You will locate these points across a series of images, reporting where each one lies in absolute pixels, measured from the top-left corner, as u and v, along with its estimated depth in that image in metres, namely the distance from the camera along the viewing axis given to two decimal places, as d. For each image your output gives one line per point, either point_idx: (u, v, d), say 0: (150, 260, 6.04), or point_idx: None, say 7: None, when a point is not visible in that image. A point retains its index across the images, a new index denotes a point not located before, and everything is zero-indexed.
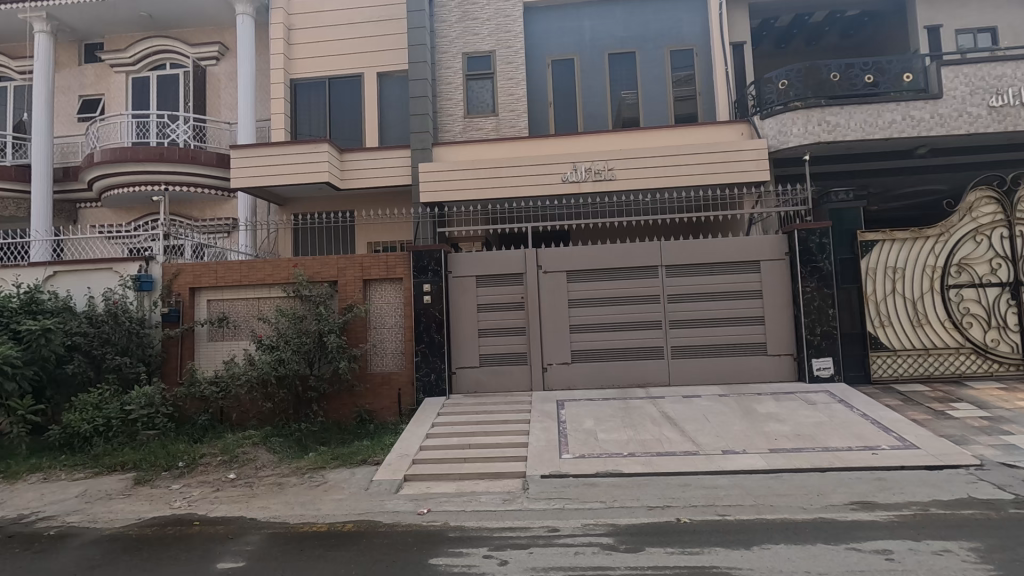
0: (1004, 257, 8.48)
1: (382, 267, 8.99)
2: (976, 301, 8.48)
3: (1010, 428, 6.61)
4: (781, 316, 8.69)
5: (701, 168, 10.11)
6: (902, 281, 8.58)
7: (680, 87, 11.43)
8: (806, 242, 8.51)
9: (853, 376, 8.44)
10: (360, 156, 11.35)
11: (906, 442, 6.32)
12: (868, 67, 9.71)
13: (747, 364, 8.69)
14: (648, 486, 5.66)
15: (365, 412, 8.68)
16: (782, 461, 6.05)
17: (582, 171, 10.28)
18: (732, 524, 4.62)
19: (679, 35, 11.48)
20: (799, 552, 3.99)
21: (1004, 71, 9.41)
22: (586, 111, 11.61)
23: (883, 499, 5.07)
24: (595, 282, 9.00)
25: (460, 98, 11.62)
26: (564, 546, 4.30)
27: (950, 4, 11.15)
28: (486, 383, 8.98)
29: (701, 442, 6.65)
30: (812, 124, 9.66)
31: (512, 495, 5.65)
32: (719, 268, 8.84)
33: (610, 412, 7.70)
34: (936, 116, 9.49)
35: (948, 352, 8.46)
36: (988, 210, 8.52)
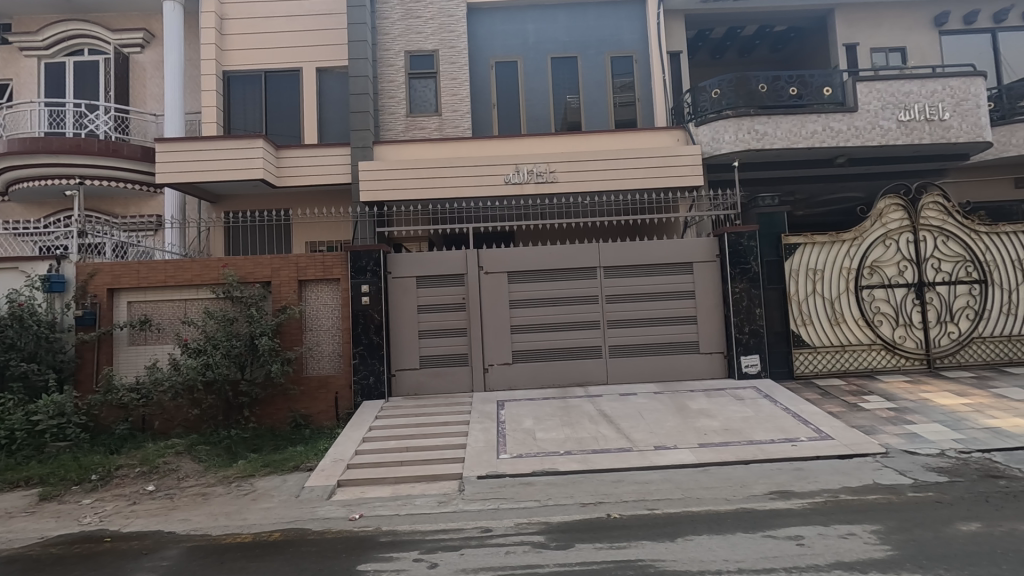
0: (910, 260, 9.16)
1: (318, 267, 8.74)
2: (886, 301, 9.12)
3: (914, 418, 7.14)
4: (713, 316, 9.06)
5: (639, 173, 10.41)
6: (822, 281, 9.12)
7: (620, 93, 11.71)
8: (736, 244, 8.91)
9: (777, 372, 8.91)
10: (298, 153, 10.98)
11: (823, 434, 6.72)
12: (792, 80, 10.32)
13: (681, 362, 9.00)
14: (582, 484, 5.76)
15: (301, 417, 8.43)
16: (710, 455, 6.31)
17: (524, 173, 10.38)
18: (659, 517, 4.77)
19: (619, 42, 11.75)
20: (720, 542, 4.16)
21: (911, 88, 10.18)
22: (530, 114, 11.71)
23: (799, 488, 5.38)
24: (537, 282, 9.09)
25: (402, 96, 11.48)
26: (496, 545, 4.31)
27: (866, 24, 11.96)
28: (428, 385, 8.91)
29: (635, 439, 6.83)
30: (742, 132, 10.13)
31: (448, 496, 5.63)
32: (654, 269, 9.12)
33: (549, 412, 7.79)
34: (853, 128, 10.16)
35: (861, 348, 9.07)
36: (896, 217, 9.19)
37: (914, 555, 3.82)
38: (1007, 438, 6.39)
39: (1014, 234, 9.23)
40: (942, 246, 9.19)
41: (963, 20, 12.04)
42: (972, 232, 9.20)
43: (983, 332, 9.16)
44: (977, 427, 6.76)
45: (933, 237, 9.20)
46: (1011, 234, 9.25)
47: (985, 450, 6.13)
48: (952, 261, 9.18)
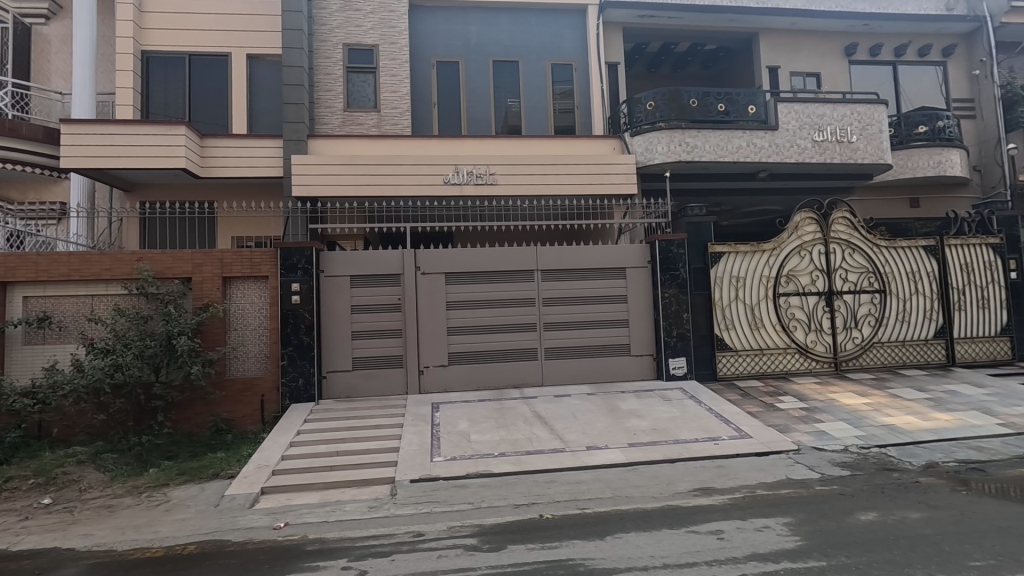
0: (822, 270, 9.89)
1: (245, 263, 8.32)
2: (800, 307, 9.80)
3: (822, 417, 7.71)
4: (643, 320, 9.41)
5: (577, 178, 10.62)
6: (744, 288, 9.68)
7: (560, 100, 11.90)
8: (666, 251, 9.31)
9: (702, 374, 9.36)
10: (225, 142, 10.39)
11: (742, 432, 7.12)
12: (721, 96, 10.88)
13: (613, 364, 9.27)
14: (516, 485, 5.79)
15: (222, 421, 7.97)
16: (639, 454, 6.53)
17: (464, 174, 10.35)
18: (590, 516, 4.88)
19: (560, 49, 11.94)
20: (647, 539, 4.31)
21: (824, 111, 11.02)
22: (471, 115, 11.67)
23: (721, 484, 5.67)
24: (475, 284, 9.08)
25: (340, 90, 11.16)
26: (427, 550, 4.26)
27: (787, 49, 12.82)
28: (361, 387, 8.68)
29: (568, 440, 6.96)
30: (674, 144, 10.59)
31: (379, 501, 5.50)
32: (590, 273, 9.35)
33: (484, 414, 7.80)
34: (773, 145, 10.84)
35: (777, 352, 9.69)
36: (810, 229, 9.91)
37: (820, 544, 4.11)
38: (900, 435, 7.03)
39: (910, 249, 10.16)
40: (849, 258, 9.98)
41: (869, 52, 13.14)
42: (875, 246, 10.05)
43: (882, 338, 10.00)
44: (876, 424, 7.39)
45: (841, 249, 9.97)
46: (907, 248, 10.16)
47: (882, 445, 6.72)
48: (857, 272, 9.99)
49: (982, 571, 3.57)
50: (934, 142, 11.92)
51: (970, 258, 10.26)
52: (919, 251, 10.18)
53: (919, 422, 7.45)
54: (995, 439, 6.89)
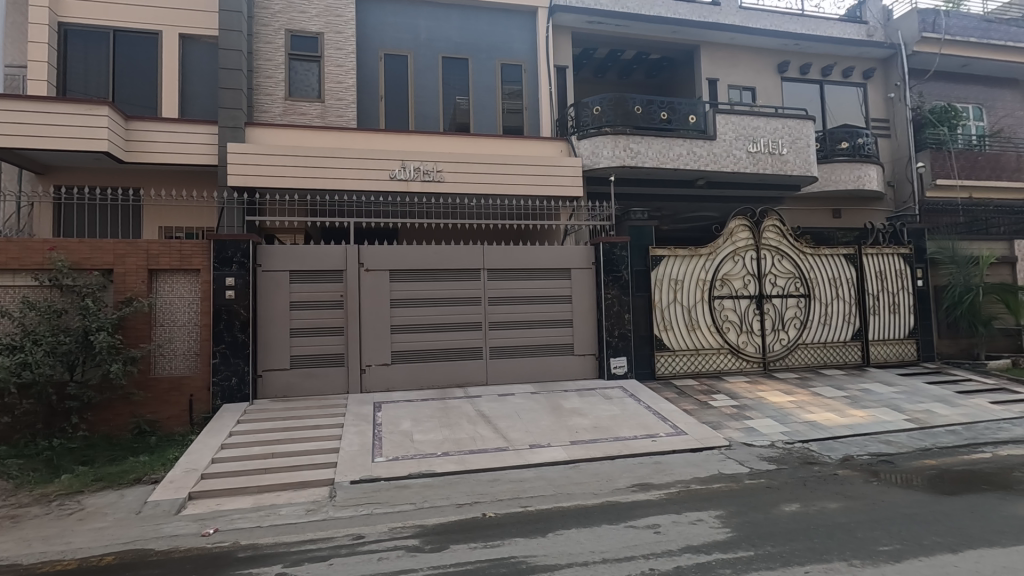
0: (753, 274, 10.43)
1: (174, 255, 7.86)
2: (733, 310, 10.29)
3: (751, 414, 8.13)
4: (587, 320, 9.59)
5: (525, 179, 10.69)
6: (682, 291, 10.06)
7: (508, 100, 11.93)
8: (610, 253, 9.56)
9: (642, 373, 9.65)
10: (153, 126, 9.76)
11: (678, 429, 7.41)
12: (663, 105, 11.28)
13: (557, 363, 9.40)
14: (459, 484, 5.77)
15: (146, 423, 7.50)
16: (581, 452, 6.66)
17: (411, 170, 10.20)
18: (531, 514, 4.93)
19: (509, 49, 11.97)
20: (587, 534, 4.40)
21: (758, 124, 11.62)
22: (418, 110, 11.50)
23: (658, 480, 5.87)
24: (420, 282, 8.96)
25: (282, 77, 10.75)
26: (367, 553, 4.16)
27: (725, 63, 13.42)
28: (298, 387, 8.38)
29: (512, 438, 7.00)
30: (619, 149, 10.89)
31: (317, 504, 5.32)
32: (535, 273, 9.44)
33: (428, 413, 7.71)
34: (712, 154, 11.33)
35: (712, 352, 10.13)
36: (743, 236, 10.44)
37: (748, 535, 4.34)
38: (820, 430, 7.53)
39: (832, 257, 10.88)
40: (778, 264, 10.58)
41: (799, 70, 13.95)
42: (802, 253, 10.70)
43: (807, 339, 10.64)
44: (799, 421, 7.87)
45: (771, 255, 10.56)
46: (830, 256, 10.89)
47: (804, 441, 7.16)
48: (785, 277, 10.60)
49: (890, 554, 3.88)
50: (854, 158, 12.81)
51: (884, 267, 11.10)
52: (840, 259, 10.92)
53: (837, 418, 8.00)
54: (902, 433, 7.50)
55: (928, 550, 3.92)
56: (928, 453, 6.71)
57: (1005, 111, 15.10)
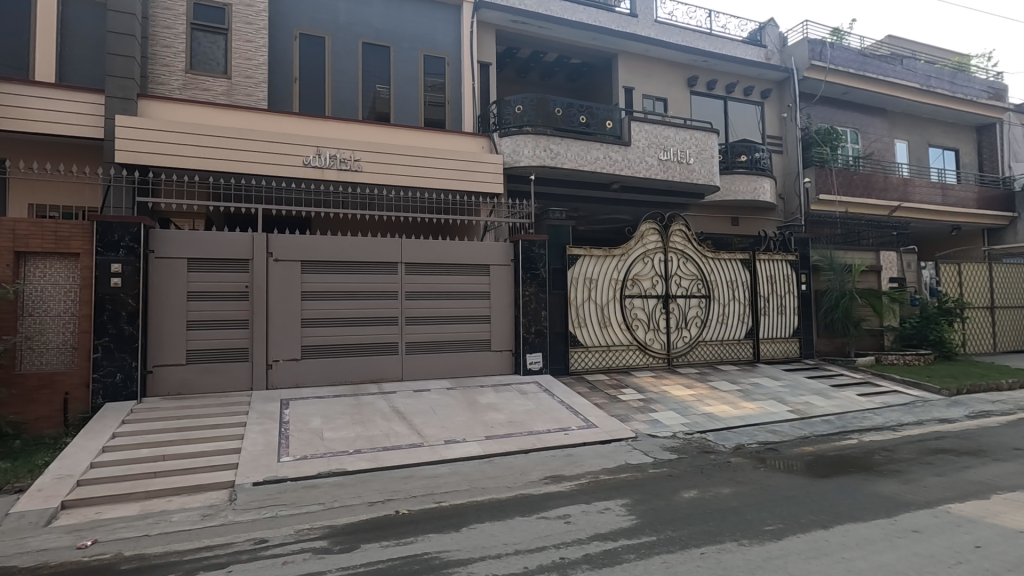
0: (660, 275, 11.03)
1: (49, 237, 7.06)
2: (642, 308, 10.84)
3: (656, 407, 8.61)
4: (504, 316, 9.68)
5: (446, 174, 10.58)
6: (595, 289, 10.45)
7: (431, 93, 11.75)
8: (528, 251, 9.73)
9: (556, 369, 9.90)
10: (24, 90, 8.62)
11: (588, 423, 7.69)
12: (583, 109, 11.64)
13: (474, 359, 9.41)
14: (371, 482, 5.63)
15: (8, 425, 6.64)
16: (495, 446, 6.73)
17: (326, 158, 9.77)
18: (446, 509, 4.92)
19: (432, 41, 11.78)
20: (500, 527, 4.47)
21: (669, 133, 12.29)
22: (336, 96, 11.02)
23: (569, 471, 6.06)
24: (335, 274, 8.63)
25: (182, 47, 9.90)
26: (271, 557, 3.96)
27: (641, 73, 14.06)
28: (195, 383, 7.78)
29: (426, 434, 6.93)
30: (539, 149, 11.10)
31: (215, 508, 4.98)
32: (454, 268, 9.40)
33: (340, 410, 7.45)
34: (626, 159, 11.83)
35: (622, 348, 10.59)
36: (653, 239, 11.02)
37: (651, 521, 4.60)
38: (717, 422, 8.12)
39: (731, 261, 11.75)
40: (683, 266, 11.27)
41: (706, 85, 14.89)
42: (704, 257, 11.46)
43: (706, 337, 11.42)
44: (698, 413, 8.43)
45: (677, 257, 11.22)
46: (728, 260, 11.75)
47: (701, 431, 7.69)
48: (689, 279, 11.31)
49: (773, 532, 4.27)
50: (751, 171, 13.91)
51: (774, 272, 12.15)
52: (737, 263, 11.82)
53: (731, 410, 8.67)
54: (785, 423, 8.27)
55: (805, 528, 4.36)
56: (807, 440, 7.46)
57: (876, 136, 17.02)
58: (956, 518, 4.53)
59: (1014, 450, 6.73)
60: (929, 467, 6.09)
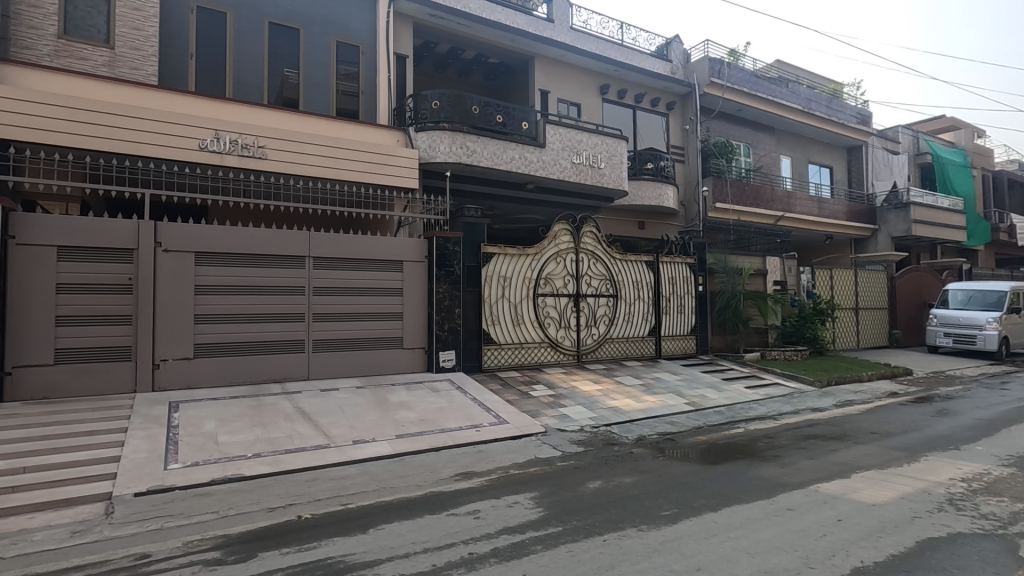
0: (572, 275, 11.40)
1: None
2: (554, 306, 11.13)
3: (565, 402, 8.89)
4: (417, 313, 9.54)
5: (359, 166, 10.23)
6: (509, 287, 10.59)
7: (343, 81, 11.32)
8: (443, 248, 9.68)
9: (469, 366, 9.92)
10: None
11: (500, 419, 7.79)
12: (499, 108, 11.75)
13: (385, 357, 9.19)
14: (270, 487, 5.33)
15: None
16: (406, 445, 6.63)
17: (226, 142, 9.10)
18: (352, 511, 4.78)
19: (346, 28, 11.36)
20: (409, 526, 4.40)
21: (582, 137, 12.71)
22: (238, 77, 10.32)
23: (480, 467, 6.10)
24: (234, 267, 8.08)
25: (54, 9, 8.80)
26: (154, 573, 3.63)
27: (556, 77, 14.42)
28: (65, 386, 6.98)
29: (333, 435, 6.69)
30: (455, 146, 11.04)
31: (87, 524, 4.49)
32: (366, 264, 9.13)
33: (238, 412, 6.99)
34: (541, 160, 12.09)
35: (534, 345, 10.81)
36: (565, 239, 11.36)
37: (558, 512, 4.74)
38: (621, 415, 8.52)
39: (636, 263, 12.36)
40: (593, 266, 11.70)
41: (617, 94, 15.54)
42: (612, 258, 11.97)
43: (613, 334, 11.95)
44: (604, 407, 8.81)
45: (588, 258, 11.64)
46: (635, 262, 12.36)
47: (607, 424, 8.05)
48: (598, 278, 11.76)
49: (669, 517, 4.56)
50: (656, 178, 14.71)
51: (675, 273, 12.95)
52: (642, 265, 12.46)
53: (634, 404, 9.14)
54: (682, 414, 8.85)
55: (697, 512, 4.69)
56: (700, 430, 8.03)
57: (765, 151, 18.63)
58: (822, 496, 5.08)
59: (871, 434, 7.65)
60: (803, 451, 6.78)
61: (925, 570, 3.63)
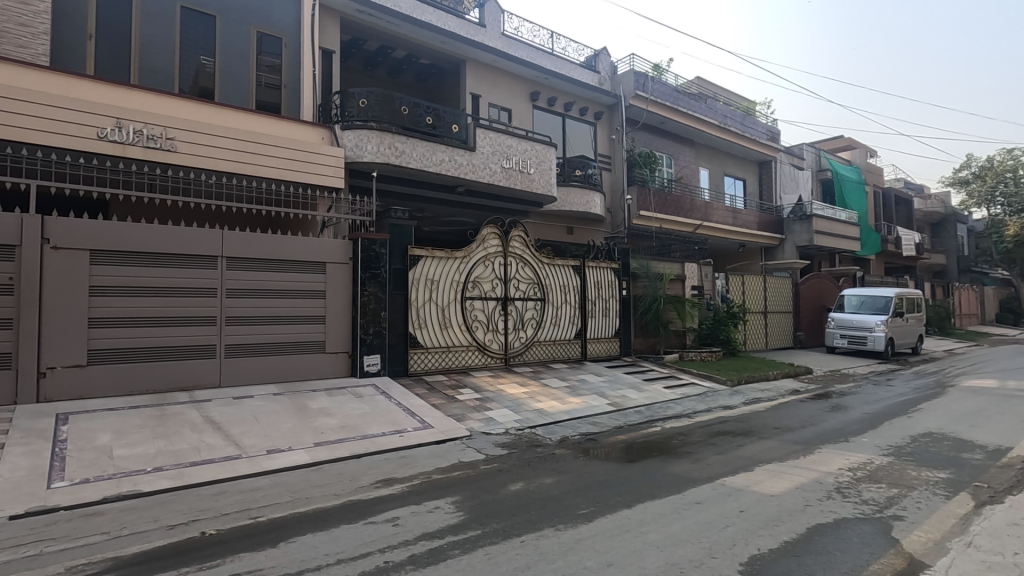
0: (500, 278, 11.48)
1: None
2: (481, 310, 11.15)
3: (491, 405, 8.92)
4: (340, 316, 9.26)
5: (279, 163, 9.82)
6: (436, 290, 10.51)
7: (264, 73, 10.83)
8: (368, 249, 9.46)
9: (394, 370, 9.74)
10: None
11: (424, 423, 7.71)
12: (429, 110, 11.68)
13: (305, 362, 8.85)
14: (172, 503, 4.99)
15: None
16: (324, 453, 6.42)
17: (129, 132, 8.45)
18: (263, 524, 4.57)
19: (268, 18, 10.89)
20: (324, 537, 4.27)
21: (511, 143, 12.85)
22: (146, 63, 9.62)
23: (402, 473, 6.01)
24: (136, 267, 7.52)
25: None
26: None
27: (487, 82, 14.50)
28: None
29: (245, 445, 6.36)
30: (383, 146, 10.83)
31: None
32: (285, 265, 8.76)
33: (138, 423, 6.50)
34: (471, 163, 12.10)
35: (461, 348, 10.78)
36: (493, 243, 11.44)
37: (478, 515, 4.75)
38: (546, 416, 8.66)
39: (564, 267, 12.64)
40: (521, 270, 11.85)
41: (547, 101, 15.84)
42: (540, 262, 12.17)
43: (540, 337, 12.14)
44: (530, 409, 8.93)
45: (516, 262, 11.77)
46: (562, 266, 12.63)
47: (531, 426, 8.15)
48: (526, 282, 11.91)
49: (586, 516, 4.69)
50: (584, 185, 15.11)
51: (601, 278, 13.35)
52: (569, 269, 12.76)
53: (559, 405, 9.32)
54: (604, 415, 9.14)
55: (612, 509, 4.85)
56: (620, 430, 8.32)
57: (685, 163, 19.61)
58: (727, 489, 5.41)
59: (774, 429, 8.22)
60: (713, 447, 7.19)
61: (811, 554, 3.95)
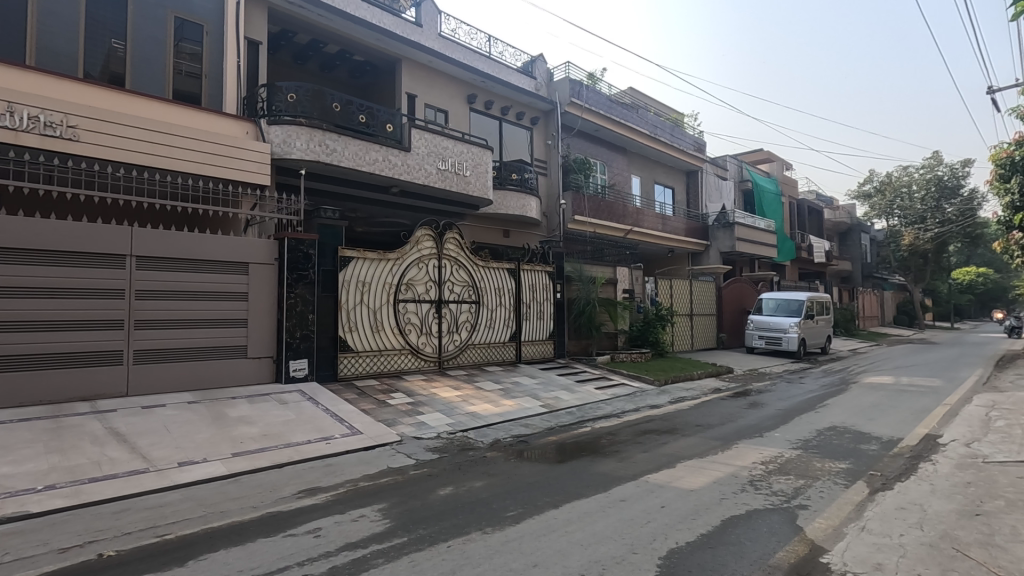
0: (434, 281, 11.37)
1: None
2: (415, 313, 10.99)
3: (423, 409, 8.81)
4: (264, 320, 8.84)
5: (199, 157, 9.28)
6: (367, 293, 10.26)
7: (183, 61, 10.19)
8: (295, 250, 9.10)
9: (322, 375, 9.41)
10: None
11: (352, 429, 7.49)
12: (363, 108, 11.41)
13: (225, 368, 8.38)
14: (67, 524, 4.57)
15: None
16: (243, 464, 6.09)
17: (24, 118, 7.69)
18: (171, 542, 4.28)
19: (187, 3, 10.26)
20: (238, 553, 4.05)
21: (447, 145, 12.77)
22: (46, 43, 8.80)
23: (326, 482, 5.81)
24: (29, 266, 6.85)
25: None
26: None
27: (423, 82, 14.33)
28: None
29: (154, 458, 5.94)
30: (313, 143, 10.47)
31: None
32: (204, 266, 8.28)
33: (28, 437, 5.92)
34: (406, 164, 11.90)
35: (394, 352, 10.57)
36: (427, 245, 11.31)
37: (405, 522, 4.67)
38: (479, 420, 8.65)
39: (499, 270, 12.69)
40: (456, 273, 11.79)
41: (484, 104, 15.86)
42: (475, 265, 12.16)
43: (475, 339, 12.12)
44: (462, 413, 8.88)
45: (450, 265, 11.70)
46: (497, 269, 12.67)
47: (463, 430, 8.11)
48: (461, 285, 11.87)
49: (513, 518, 4.72)
50: (521, 189, 15.22)
51: (536, 281, 13.50)
52: (504, 272, 12.82)
53: (492, 408, 9.33)
54: (536, 416, 9.23)
55: (540, 510, 4.91)
56: (552, 431, 8.44)
57: (618, 170, 20.23)
58: (650, 486, 5.61)
59: (696, 427, 8.61)
60: (639, 445, 7.43)
61: (724, 545, 4.17)
